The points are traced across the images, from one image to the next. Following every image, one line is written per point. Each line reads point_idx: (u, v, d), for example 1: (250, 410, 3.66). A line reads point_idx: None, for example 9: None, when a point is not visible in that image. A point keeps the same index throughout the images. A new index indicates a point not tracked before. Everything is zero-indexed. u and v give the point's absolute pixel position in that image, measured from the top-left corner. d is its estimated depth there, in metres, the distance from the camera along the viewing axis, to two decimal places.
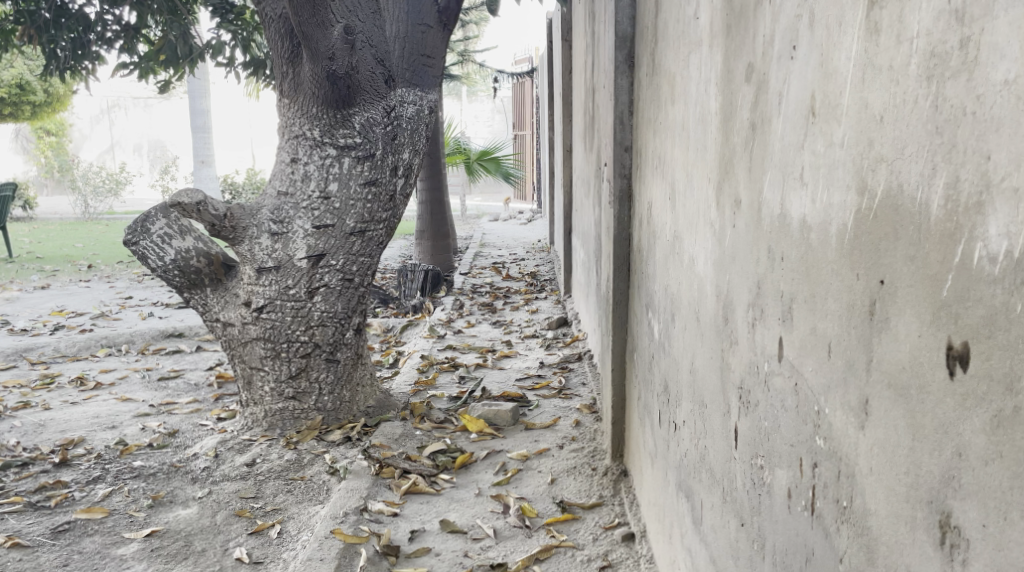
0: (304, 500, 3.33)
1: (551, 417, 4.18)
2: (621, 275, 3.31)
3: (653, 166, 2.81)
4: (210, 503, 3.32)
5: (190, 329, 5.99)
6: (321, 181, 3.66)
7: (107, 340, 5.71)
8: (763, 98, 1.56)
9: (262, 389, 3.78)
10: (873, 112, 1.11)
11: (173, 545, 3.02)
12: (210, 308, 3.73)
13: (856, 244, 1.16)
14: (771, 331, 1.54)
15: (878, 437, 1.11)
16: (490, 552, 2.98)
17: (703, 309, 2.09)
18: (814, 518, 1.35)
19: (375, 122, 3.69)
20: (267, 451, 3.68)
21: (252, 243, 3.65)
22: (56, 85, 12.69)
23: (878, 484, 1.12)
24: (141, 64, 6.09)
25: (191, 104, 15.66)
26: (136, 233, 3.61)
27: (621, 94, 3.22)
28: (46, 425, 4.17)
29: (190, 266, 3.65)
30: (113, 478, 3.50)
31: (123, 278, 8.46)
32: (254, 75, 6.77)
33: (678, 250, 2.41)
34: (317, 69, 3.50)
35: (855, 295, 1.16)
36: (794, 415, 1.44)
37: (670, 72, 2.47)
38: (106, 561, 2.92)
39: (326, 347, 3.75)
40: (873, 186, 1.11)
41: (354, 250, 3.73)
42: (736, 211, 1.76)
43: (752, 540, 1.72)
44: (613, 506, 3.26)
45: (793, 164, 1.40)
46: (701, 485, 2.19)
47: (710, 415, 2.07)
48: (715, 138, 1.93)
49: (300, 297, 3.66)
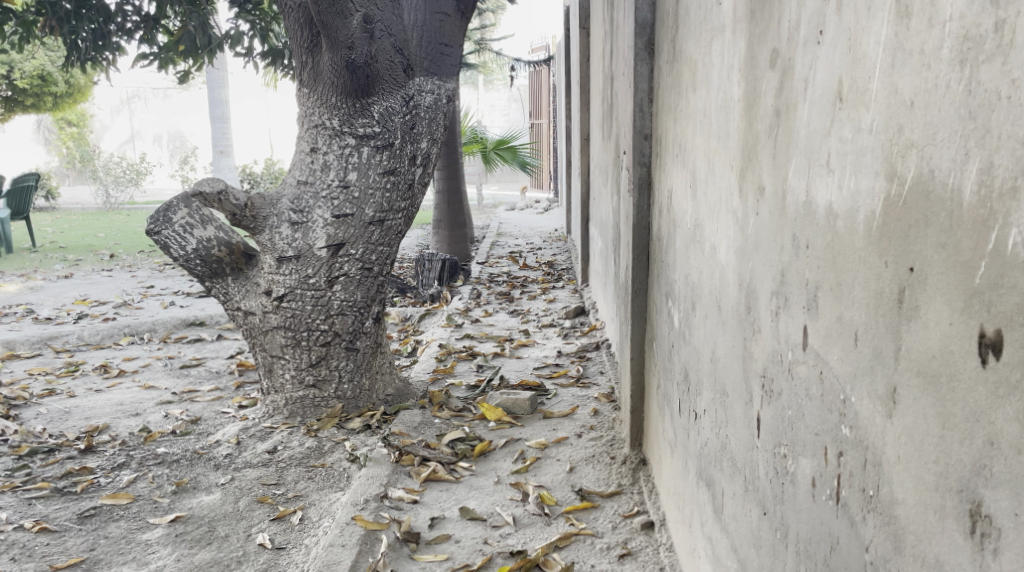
0: (325, 487, 3.35)
1: (569, 405, 4.18)
2: (640, 263, 3.31)
3: (673, 153, 2.80)
4: (233, 489, 3.34)
5: (211, 318, 6.03)
6: (340, 170, 3.66)
7: (130, 328, 5.75)
8: (788, 85, 1.54)
9: (282, 377, 3.80)
10: (903, 97, 1.10)
11: (197, 530, 3.05)
12: (231, 297, 3.73)
13: (884, 231, 1.15)
14: (796, 320, 1.53)
15: (906, 426, 1.10)
16: (509, 539, 2.99)
17: (725, 298, 2.09)
18: (839, 507, 1.34)
19: (394, 112, 3.69)
20: (288, 438, 3.70)
21: (272, 231, 3.66)
22: (77, 76, 12.76)
23: (906, 474, 1.11)
24: (161, 54, 6.10)
25: (210, 95, 15.69)
26: (158, 222, 3.60)
27: (641, 81, 3.20)
28: (71, 412, 4.21)
29: (211, 255, 3.65)
30: (137, 465, 3.53)
31: (145, 267, 8.52)
32: (273, 65, 6.77)
33: (698, 238, 2.40)
34: (336, 59, 3.50)
35: (883, 283, 1.15)
36: (819, 403, 1.43)
37: (692, 59, 2.46)
38: (131, 545, 2.95)
39: (346, 335, 3.77)
40: (902, 172, 1.10)
41: (373, 239, 3.74)
42: (760, 199, 1.75)
43: (775, 529, 1.72)
44: (632, 494, 3.26)
45: (819, 150, 1.39)
46: (721, 474, 2.20)
47: (732, 404, 2.07)
48: (738, 125, 1.92)
49: (320, 286, 3.67)
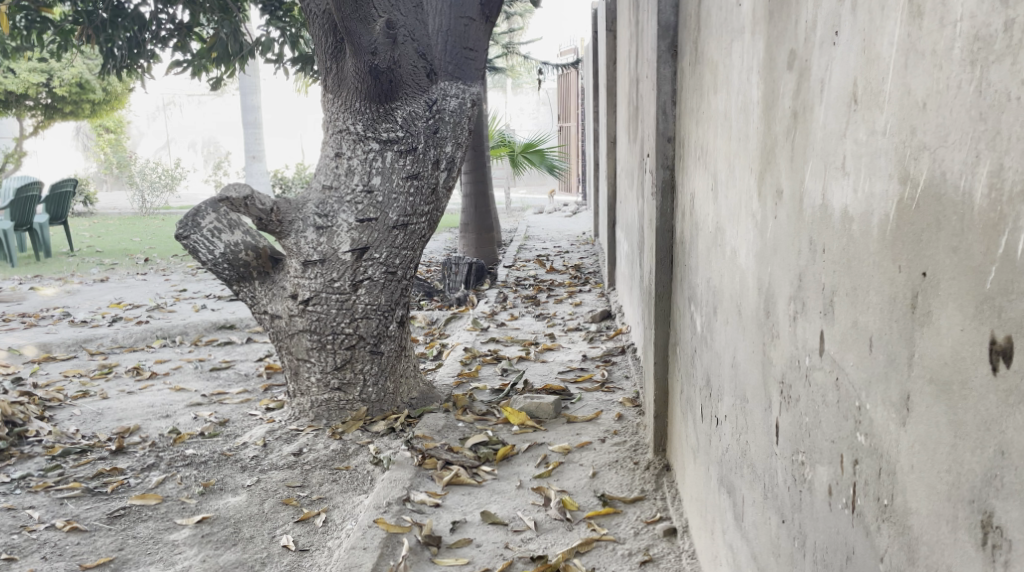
0: (349, 489, 3.36)
1: (593, 410, 4.17)
2: (664, 266, 3.29)
3: (695, 156, 2.77)
4: (259, 491, 3.36)
5: (241, 321, 6.09)
6: (364, 175, 3.67)
7: (162, 331, 5.81)
8: (805, 87, 1.52)
9: (308, 379, 3.81)
10: (915, 98, 1.07)
11: (223, 532, 3.07)
12: (258, 301, 3.76)
13: (898, 235, 1.12)
14: (813, 324, 1.51)
15: (918, 433, 1.08)
16: (530, 544, 2.98)
17: (745, 302, 2.07)
18: (855, 516, 1.32)
19: (417, 116, 3.69)
20: (313, 441, 3.72)
21: (298, 236, 3.68)
22: (114, 83, 12.88)
23: (918, 483, 1.08)
24: (194, 61, 6.14)
25: (242, 101, 15.82)
26: (186, 226, 3.63)
27: (664, 84, 3.18)
28: (104, 413, 4.25)
29: (238, 259, 3.68)
30: (166, 466, 3.56)
31: (179, 271, 8.60)
32: (304, 71, 6.80)
33: (719, 241, 2.38)
34: (360, 64, 3.50)
35: (897, 287, 1.13)
36: (835, 410, 1.41)
37: (713, 60, 2.44)
38: (159, 545, 2.98)
39: (371, 338, 3.78)
40: (915, 174, 1.07)
41: (397, 243, 3.74)
42: (779, 202, 1.73)
43: (792, 537, 1.70)
44: (655, 500, 3.24)
45: (835, 153, 1.37)
46: (741, 481, 2.17)
47: (751, 410, 2.05)
48: (758, 127, 1.89)
49: (345, 289, 3.68)
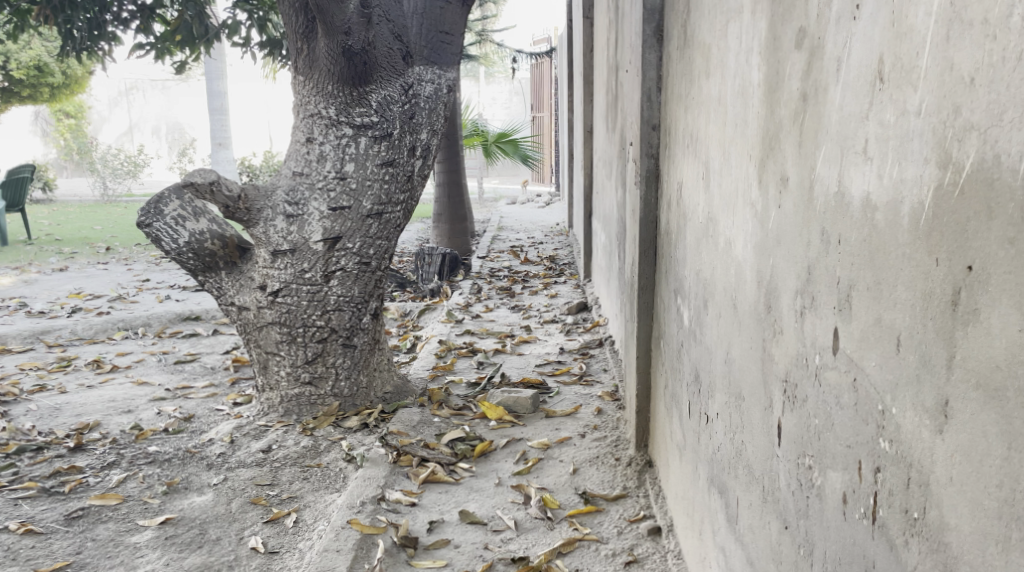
0: (321, 488, 3.24)
1: (572, 404, 4.07)
2: (647, 259, 3.20)
3: (684, 144, 2.67)
4: (226, 490, 3.22)
5: (207, 313, 5.92)
6: (337, 161, 3.53)
7: (124, 322, 5.63)
8: (818, 66, 1.42)
9: (277, 373, 3.68)
10: (961, 73, 0.98)
11: (188, 533, 2.93)
12: (225, 292, 3.61)
13: (934, 224, 1.03)
14: (825, 320, 1.41)
15: (959, 443, 0.99)
16: (511, 544, 2.88)
17: (741, 296, 1.97)
18: (876, 528, 1.23)
19: (392, 100, 3.56)
20: (283, 437, 3.58)
21: (267, 224, 3.53)
22: (74, 67, 12.60)
23: (959, 497, 0.99)
24: (158, 44, 5.93)
25: (208, 86, 15.56)
26: (149, 214, 3.48)
27: (649, 69, 3.07)
28: (62, 408, 4.09)
29: (204, 248, 3.52)
30: (128, 464, 3.41)
31: (141, 260, 8.38)
32: (272, 55, 6.61)
33: (711, 232, 2.29)
34: (332, 45, 3.37)
35: (932, 283, 1.03)
36: (851, 413, 1.32)
37: (705, 43, 2.33)
38: (120, 548, 2.84)
39: (343, 331, 3.65)
40: (959, 158, 0.98)
41: (371, 233, 3.61)
42: (783, 190, 1.63)
43: (797, 545, 1.61)
44: (638, 497, 3.15)
45: (855, 136, 1.27)
46: (735, 482, 2.08)
47: (748, 408, 1.96)
48: (759, 112, 1.80)
49: (316, 281, 3.55)
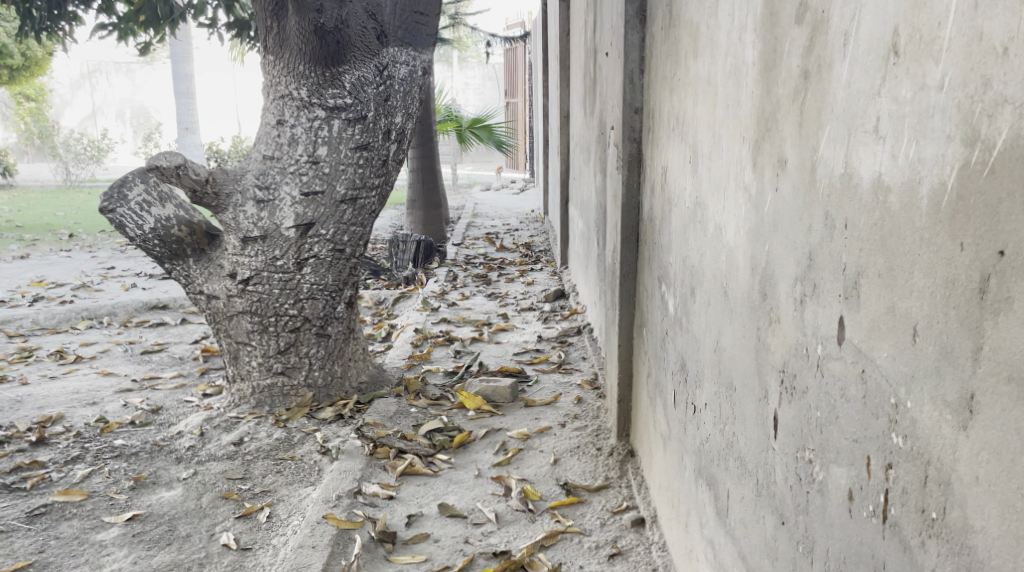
0: (295, 481, 3.15)
1: (551, 393, 4.00)
2: (630, 245, 3.13)
3: (669, 127, 2.60)
4: (196, 484, 3.13)
5: (174, 301, 5.79)
6: (309, 145, 3.43)
7: (88, 311, 5.49)
8: (821, 40, 1.35)
9: (248, 364, 3.58)
10: (991, 43, 0.96)
11: (156, 530, 2.83)
12: (193, 280, 3.50)
13: (958, 206, 1.01)
14: (828, 308, 1.35)
15: (987, 440, 0.97)
16: (492, 538, 2.81)
17: (732, 283, 1.91)
18: (887, 528, 1.17)
19: (367, 81, 3.45)
20: (255, 429, 3.49)
21: (236, 210, 3.42)
22: (34, 48, 12.32)
23: (987, 497, 0.97)
24: (121, 24, 5.75)
25: (174, 69, 15.28)
26: (112, 199, 3.36)
27: (632, 51, 2.99)
28: (23, 401, 3.95)
29: (170, 235, 3.41)
30: (93, 458, 3.30)
31: (105, 247, 8.19)
32: (239, 37, 6.44)
33: (699, 217, 2.22)
34: (303, 23, 3.29)
35: (955, 269, 1.01)
36: (859, 407, 1.25)
37: (692, 22, 2.26)
38: (84, 547, 2.74)
39: (317, 320, 3.56)
40: (988, 135, 0.96)
41: (345, 219, 3.51)
42: (781, 172, 1.56)
43: (795, 542, 1.55)
44: (620, 488, 3.09)
45: (864, 113, 1.21)
46: (725, 474, 2.02)
47: (740, 399, 1.89)
48: (753, 92, 1.72)
49: (288, 268, 3.46)
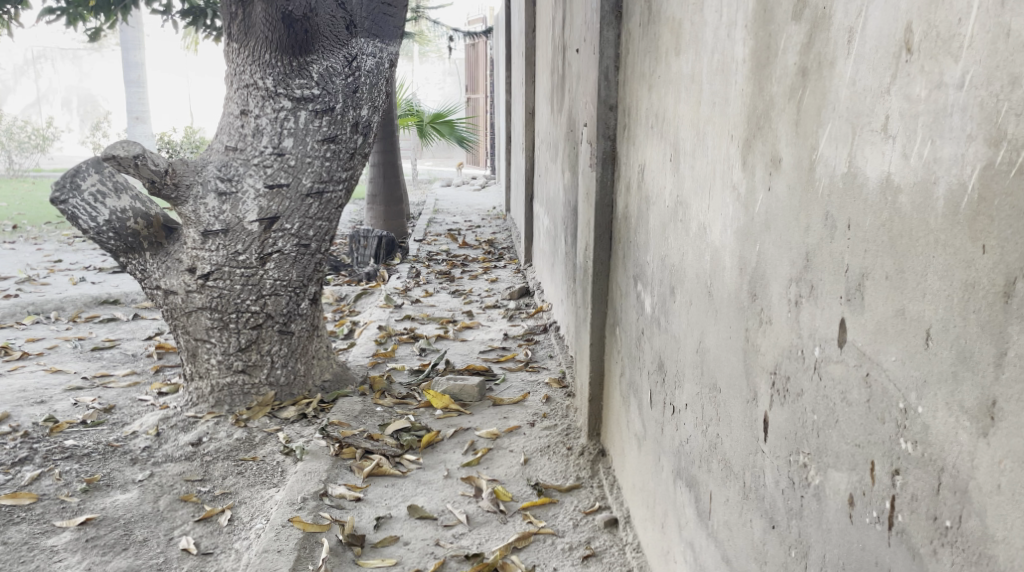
0: (257, 483, 3.07)
1: (519, 392, 3.96)
2: (603, 243, 3.09)
3: (647, 124, 2.57)
4: (152, 486, 3.03)
5: (126, 296, 5.66)
6: (274, 136, 3.35)
7: (34, 306, 5.33)
8: (822, 36, 1.32)
9: (207, 362, 3.48)
10: (1019, 41, 0.97)
11: (111, 535, 2.74)
12: (150, 275, 3.40)
13: (980, 208, 1.01)
14: (825, 311, 1.32)
15: (1011, 448, 0.98)
16: (463, 540, 2.76)
17: (717, 283, 1.88)
18: (895, 535, 1.16)
19: (335, 72, 3.37)
20: (214, 429, 3.40)
21: (196, 202, 3.32)
22: None
23: (1011, 506, 0.98)
24: (70, 10, 5.54)
25: (124, 57, 14.92)
26: (64, 189, 3.23)
27: (607, 47, 2.95)
28: None
29: (126, 228, 3.30)
30: (42, 460, 3.19)
31: (51, 240, 7.96)
32: (194, 24, 6.20)
33: (681, 216, 2.19)
34: (270, 10, 3.22)
35: (976, 273, 1.02)
36: (861, 410, 1.23)
37: (675, 18, 2.23)
38: (34, 553, 2.64)
39: (280, 317, 3.49)
40: (1016, 135, 0.97)
41: (311, 213, 3.44)
42: (774, 170, 1.54)
43: (786, 546, 1.52)
44: (592, 488, 3.06)
45: (868, 111, 1.20)
46: (707, 476, 1.99)
47: (725, 400, 1.86)
48: (743, 88, 1.70)
49: (250, 263, 3.37)
